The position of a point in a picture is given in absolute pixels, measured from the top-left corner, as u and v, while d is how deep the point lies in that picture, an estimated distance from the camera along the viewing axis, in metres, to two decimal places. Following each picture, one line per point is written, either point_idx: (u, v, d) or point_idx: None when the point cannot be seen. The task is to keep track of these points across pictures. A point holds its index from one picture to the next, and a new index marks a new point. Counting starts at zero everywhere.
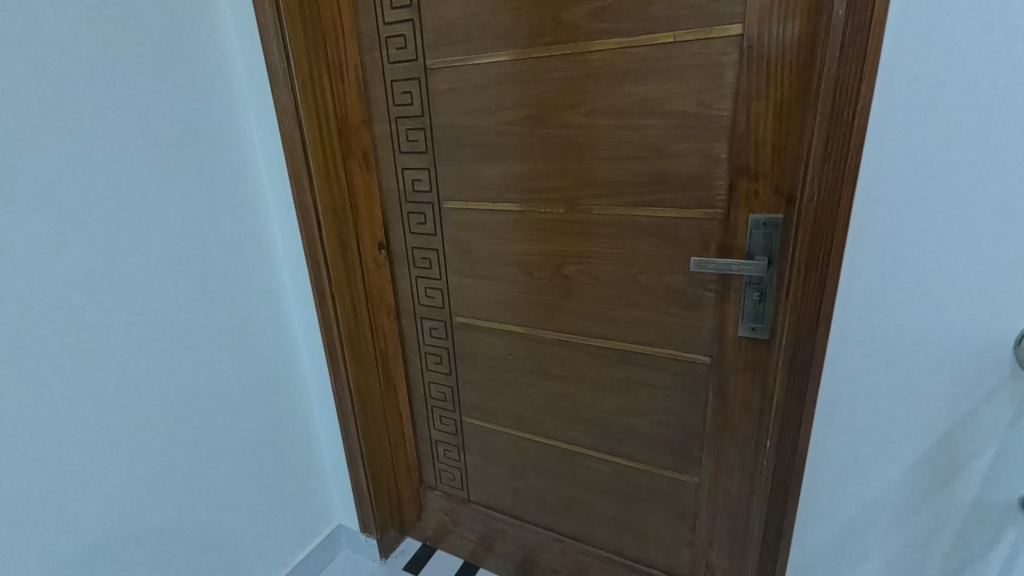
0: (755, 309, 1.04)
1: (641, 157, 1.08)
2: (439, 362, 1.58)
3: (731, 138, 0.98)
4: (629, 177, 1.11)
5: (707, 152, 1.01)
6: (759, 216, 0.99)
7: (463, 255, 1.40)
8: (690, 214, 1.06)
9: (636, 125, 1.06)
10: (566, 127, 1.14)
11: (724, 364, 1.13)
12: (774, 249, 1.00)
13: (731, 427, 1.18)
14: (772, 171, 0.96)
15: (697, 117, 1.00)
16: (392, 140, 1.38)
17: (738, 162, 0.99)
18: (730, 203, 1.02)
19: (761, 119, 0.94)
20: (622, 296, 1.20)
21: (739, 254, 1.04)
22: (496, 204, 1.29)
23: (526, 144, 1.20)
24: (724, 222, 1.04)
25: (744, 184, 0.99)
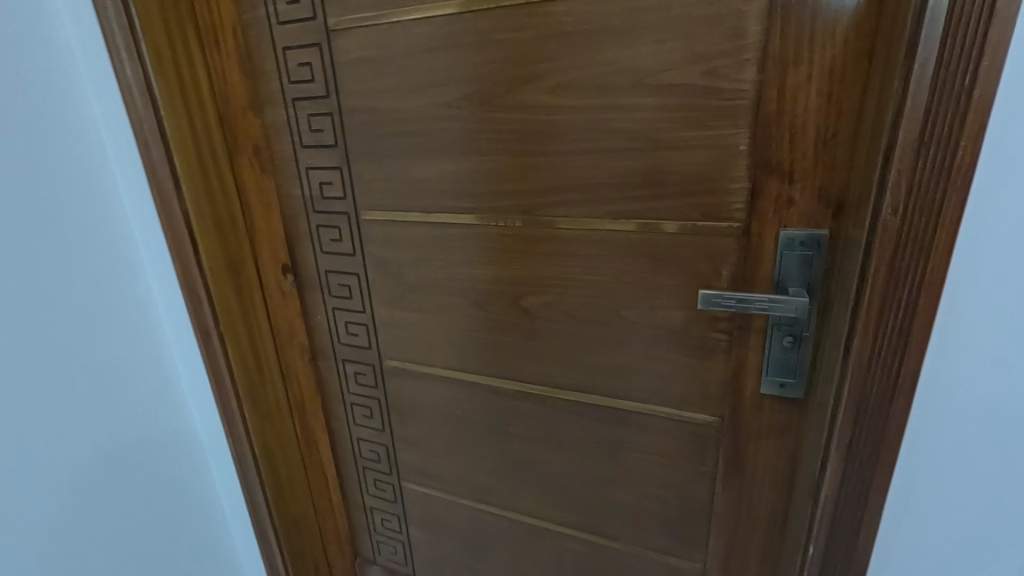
0: (786, 358, 0.76)
1: (628, 150, 0.77)
2: (369, 416, 1.24)
3: (755, 122, 0.69)
4: (612, 178, 0.80)
5: (722, 143, 0.72)
6: (794, 232, 0.71)
7: (392, 283, 1.06)
8: (697, 228, 0.77)
9: (621, 106, 0.76)
10: (524, 109, 0.82)
11: (742, 428, 0.84)
12: (814, 277, 0.72)
13: (747, 505, 0.90)
14: (812, 169, 0.69)
15: (708, 92, 0.71)
16: (290, 131, 1.02)
17: (766, 157, 0.70)
18: (752, 214, 0.73)
19: (800, 96, 0.66)
20: (603, 338, 0.90)
21: (765, 284, 0.75)
22: (432, 216, 0.96)
23: (469, 134, 0.87)
24: (742, 239, 0.75)
25: (772, 187, 0.71)
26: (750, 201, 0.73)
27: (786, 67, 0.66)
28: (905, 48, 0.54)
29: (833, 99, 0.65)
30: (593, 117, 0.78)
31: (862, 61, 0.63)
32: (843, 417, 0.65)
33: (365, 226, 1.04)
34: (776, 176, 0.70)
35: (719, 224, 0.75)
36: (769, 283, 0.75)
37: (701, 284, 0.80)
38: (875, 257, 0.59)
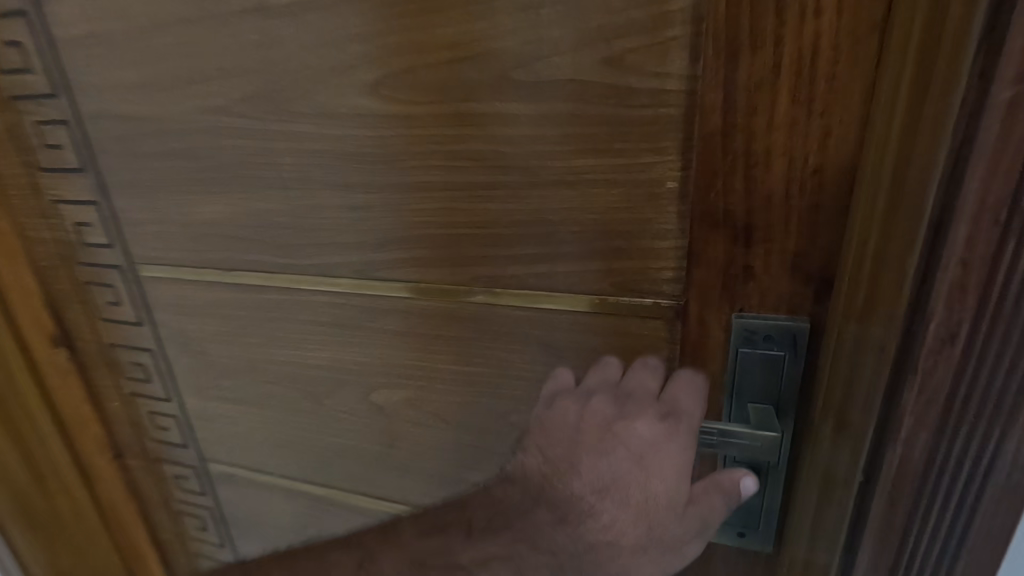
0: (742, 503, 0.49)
1: (497, 186, 0.49)
2: (202, 528, 0.92)
3: (690, 143, 0.41)
4: (480, 229, 0.51)
5: (640, 178, 0.44)
6: (755, 320, 0.43)
7: (198, 366, 0.74)
8: (610, 306, 0.50)
9: (479, 116, 0.47)
10: (336, 120, 0.52)
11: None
12: (789, 394, 0.44)
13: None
14: (782, 224, 0.40)
15: (612, 95, 0.42)
16: (18, 146, 0.68)
17: (706, 204, 0.42)
18: (688, 289, 0.45)
19: (758, 101, 0.38)
20: (487, 452, 0.62)
21: (710, 395, 0.48)
22: (233, 277, 0.65)
23: (264, 155, 0.56)
24: (676, 321, 0.48)
25: (718, 251, 0.43)
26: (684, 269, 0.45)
27: (737, 52, 0.37)
28: (982, 22, 0.23)
29: (818, 108, 0.37)
30: (439, 133, 0.48)
31: (872, 38, 0.34)
32: None
33: (148, 285, 0.71)
34: (724, 234, 0.42)
35: (640, 303, 0.49)
36: (715, 389, 0.48)
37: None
38: (904, 435, 0.32)
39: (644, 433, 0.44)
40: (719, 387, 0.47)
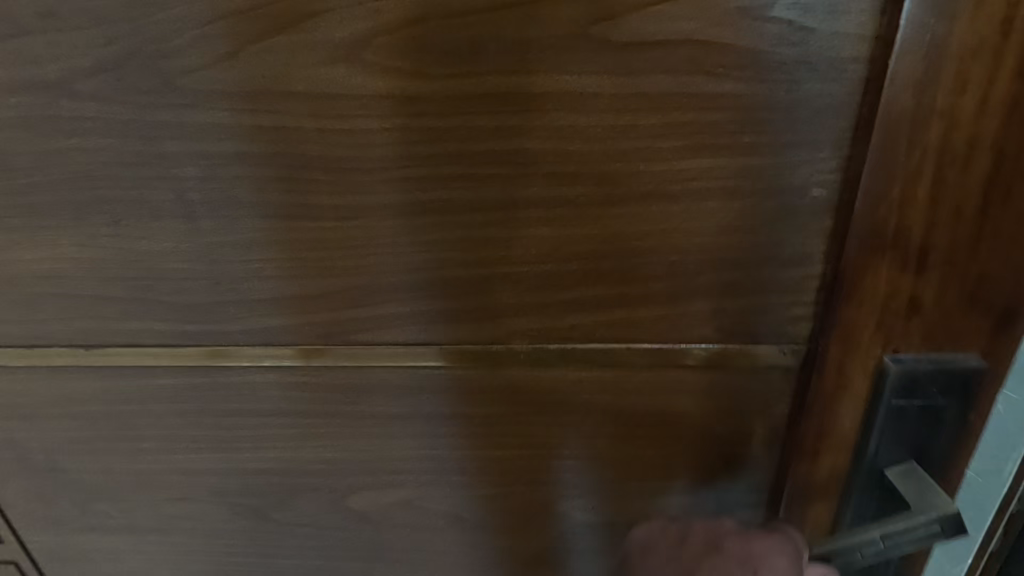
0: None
1: (558, 204, 0.33)
2: None
3: (858, 138, 0.29)
4: (527, 267, 0.35)
5: (773, 185, 0.31)
6: (918, 366, 0.34)
7: (48, 490, 0.47)
8: (710, 358, 0.37)
9: (533, 99, 0.30)
10: (280, 105, 0.31)
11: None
12: (945, 449, 0.36)
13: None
14: (972, 244, 0.30)
15: (747, 65, 0.29)
16: None
17: (875, 220, 0.30)
18: (825, 331, 0.34)
19: (975, 75, 0.27)
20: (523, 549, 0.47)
21: (838, 458, 0.38)
22: (102, 359, 0.41)
23: (147, 165, 0.33)
24: (799, 370, 0.37)
25: (879, 281, 0.32)
26: (820, 306, 0.34)
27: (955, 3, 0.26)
28: None
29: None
30: (468, 128, 0.31)
31: None
32: None
33: None
34: (892, 259, 0.31)
35: (751, 350, 0.36)
36: (845, 450, 0.37)
37: (707, 454, 0.41)
38: None
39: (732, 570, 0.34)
40: (851, 447, 0.37)
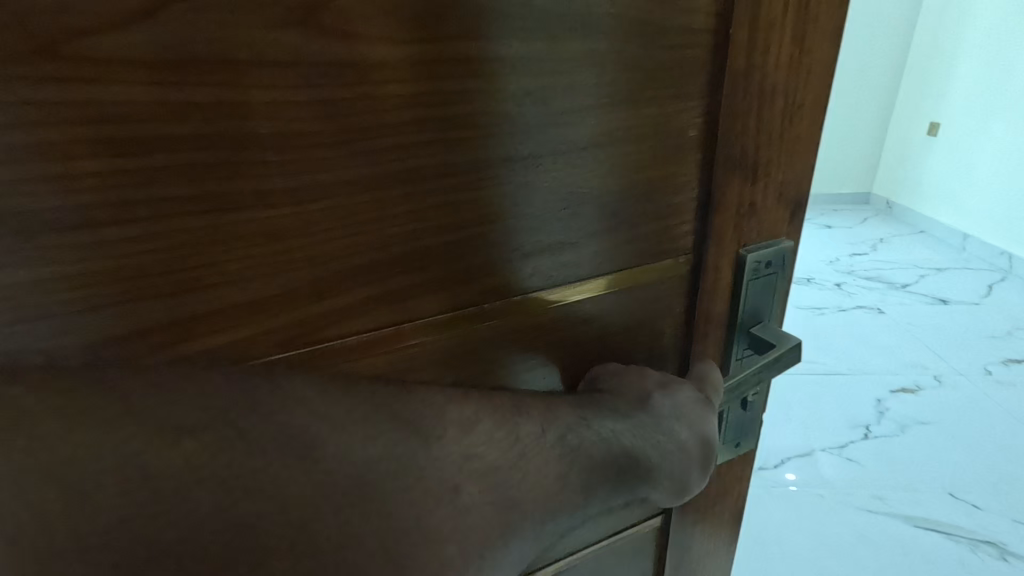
0: (743, 420, 0.55)
1: (511, 162, 0.36)
2: None
3: (716, 86, 0.40)
4: (484, 225, 0.37)
5: (668, 127, 0.40)
6: (758, 251, 0.48)
7: None
8: (632, 279, 0.45)
9: (491, 62, 0.33)
10: (219, 74, 0.27)
11: (696, 533, 0.58)
12: (774, 308, 0.51)
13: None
14: (777, 157, 0.45)
15: (648, 31, 0.37)
16: None
17: (727, 146, 0.42)
18: (708, 237, 0.46)
19: (772, 42, 0.40)
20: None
21: (722, 334, 0.51)
22: None
23: (19, 164, 0.25)
24: (693, 275, 0.47)
25: (736, 190, 0.44)
26: (700, 219, 0.45)
27: None
28: None
29: (808, 51, 0.42)
30: (432, 92, 0.32)
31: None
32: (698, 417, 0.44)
33: None
34: (737, 174, 0.44)
35: (664, 265, 0.46)
36: (724, 326, 0.50)
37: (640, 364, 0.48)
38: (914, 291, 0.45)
39: (666, 393, 0.44)
40: (727, 322, 0.50)
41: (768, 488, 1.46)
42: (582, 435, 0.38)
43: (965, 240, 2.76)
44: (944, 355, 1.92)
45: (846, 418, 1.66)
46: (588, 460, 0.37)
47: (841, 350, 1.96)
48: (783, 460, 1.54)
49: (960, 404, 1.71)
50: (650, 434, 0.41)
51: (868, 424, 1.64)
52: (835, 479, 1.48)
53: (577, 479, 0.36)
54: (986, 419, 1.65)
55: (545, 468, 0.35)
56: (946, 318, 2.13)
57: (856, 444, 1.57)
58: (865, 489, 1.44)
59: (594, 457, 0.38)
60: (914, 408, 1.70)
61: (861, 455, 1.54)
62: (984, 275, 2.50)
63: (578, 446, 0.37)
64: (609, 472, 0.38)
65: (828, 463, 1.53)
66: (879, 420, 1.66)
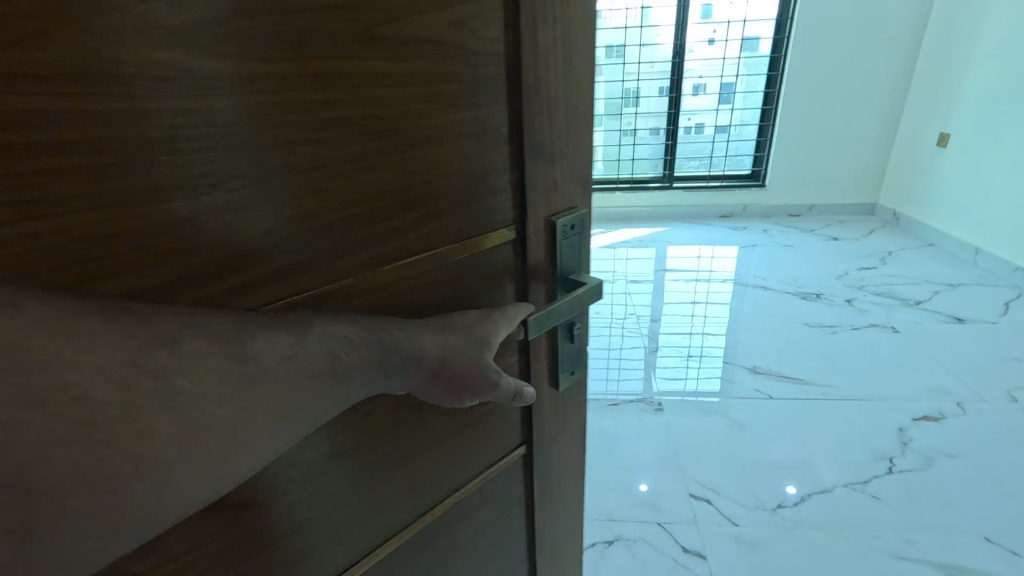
0: (573, 351, 0.64)
1: (362, 167, 0.42)
2: None
3: (513, 94, 0.49)
4: (318, 218, 0.42)
5: (483, 127, 0.48)
6: (563, 217, 0.58)
7: None
8: (444, 257, 0.50)
9: (345, 80, 0.39)
10: (100, 89, 0.31)
11: (554, 458, 0.69)
12: (579, 261, 0.62)
13: (564, 536, 0.76)
14: (567, 146, 0.56)
15: (459, 53, 0.44)
16: None
17: (530, 138, 0.52)
18: (526, 211, 0.55)
19: (551, 63, 0.51)
20: (396, 453, 0.52)
21: (546, 287, 0.60)
22: None
23: None
24: (518, 241, 0.56)
25: (541, 173, 0.54)
26: (518, 196, 0.54)
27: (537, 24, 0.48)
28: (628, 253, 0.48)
29: (575, 68, 0.53)
30: (293, 102, 0.38)
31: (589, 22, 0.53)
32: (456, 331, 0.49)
33: None
34: (538, 160, 0.53)
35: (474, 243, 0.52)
36: (548, 280, 0.60)
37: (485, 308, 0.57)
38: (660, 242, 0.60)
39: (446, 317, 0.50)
40: (547, 275, 0.60)
41: (789, 527, 1.39)
42: (338, 329, 0.42)
43: (977, 254, 2.66)
44: (972, 383, 1.86)
45: (867, 448, 1.62)
46: (339, 350, 0.42)
47: (855, 369, 1.97)
48: (801, 495, 1.48)
49: (984, 443, 1.62)
50: (415, 337, 0.46)
51: (891, 455, 1.59)
52: (860, 519, 1.40)
53: (316, 361, 0.40)
54: (1003, 450, 1.59)
55: (289, 354, 0.39)
56: (985, 336, 2.11)
57: (879, 478, 1.52)
58: (890, 531, 1.36)
59: (355, 355, 0.43)
60: (943, 441, 1.63)
61: (887, 491, 1.47)
62: (993, 293, 2.42)
63: (330, 338, 0.41)
64: (358, 361, 0.43)
65: (848, 499, 1.46)
66: (901, 453, 1.60)
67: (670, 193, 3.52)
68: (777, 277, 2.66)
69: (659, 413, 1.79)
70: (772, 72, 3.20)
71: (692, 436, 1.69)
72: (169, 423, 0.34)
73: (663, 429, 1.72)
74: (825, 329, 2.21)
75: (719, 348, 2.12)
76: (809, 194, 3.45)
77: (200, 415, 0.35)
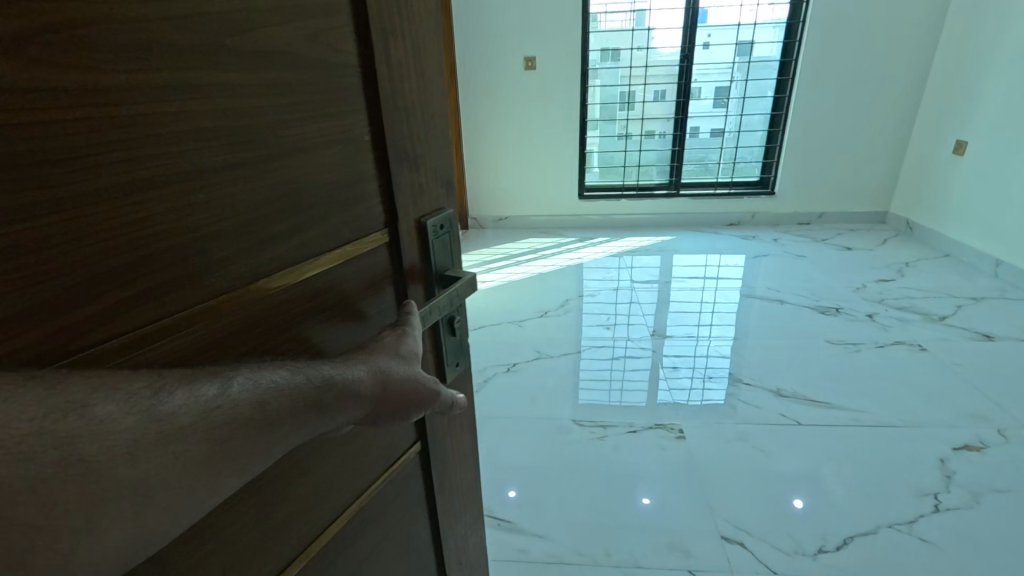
0: (456, 343, 0.64)
1: (241, 177, 0.36)
2: None
3: (374, 101, 0.46)
4: (185, 233, 0.33)
5: (347, 139, 0.44)
6: (433, 218, 0.57)
7: None
8: (323, 267, 0.45)
9: (210, 87, 0.33)
10: None
11: (445, 455, 0.68)
12: (451, 259, 0.62)
13: (466, 523, 0.77)
14: (429, 153, 0.55)
15: (320, 65, 0.40)
16: None
17: (397, 143, 0.50)
18: (397, 216, 0.52)
19: (405, 74, 0.49)
20: (284, 482, 0.45)
21: (425, 287, 0.58)
22: None
23: None
24: (394, 245, 0.52)
25: (409, 177, 0.52)
26: (388, 197, 0.50)
27: (388, 34, 0.46)
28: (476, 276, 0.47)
29: (426, 78, 0.52)
30: (174, 106, 0.31)
31: (432, 35, 0.53)
32: (383, 354, 0.44)
33: None
34: (405, 164, 0.51)
35: (340, 251, 0.46)
36: (425, 281, 0.58)
37: (376, 323, 0.52)
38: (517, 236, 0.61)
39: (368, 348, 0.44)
40: (424, 277, 0.58)
41: None
42: (267, 376, 0.33)
43: (997, 267, 2.51)
44: (1008, 406, 1.73)
45: (908, 484, 1.47)
46: (273, 394, 0.33)
47: (868, 391, 1.85)
48: (844, 538, 1.32)
49: None
50: (345, 367, 0.39)
51: (935, 491, 1.45)
52: (910, 565, 1.25)
53: (254, 411, 0.31)
54: None
55: (223, 406, 0.30)
56: (1016, 350, 1.98)
57: (926, 518, 1.37)
58: None
59: (291, 405, 0.34)
60: (990, 474, 1.48)
61: (936, 533, 1.32)
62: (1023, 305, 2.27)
63: (257, 382, 0.32)
64: (300, 405, 0.34)
65: (897, 541, 1.31)
66: (946, 487, 1.45)
67: (677, 201, 3.43)
68: (795, 290, 2.54)
69: (681, 442, 1.64)
70: (782, 78, 3.11)
71: (716, 464, 1.56)
72: (79, 495, 0.24)
73: (687, 459, 1.58)
74: (848, 348, 2.09)
75: (722, 366, 2.02)
76: (821, 201, 3.35)
77: (123, 483, 0.26)
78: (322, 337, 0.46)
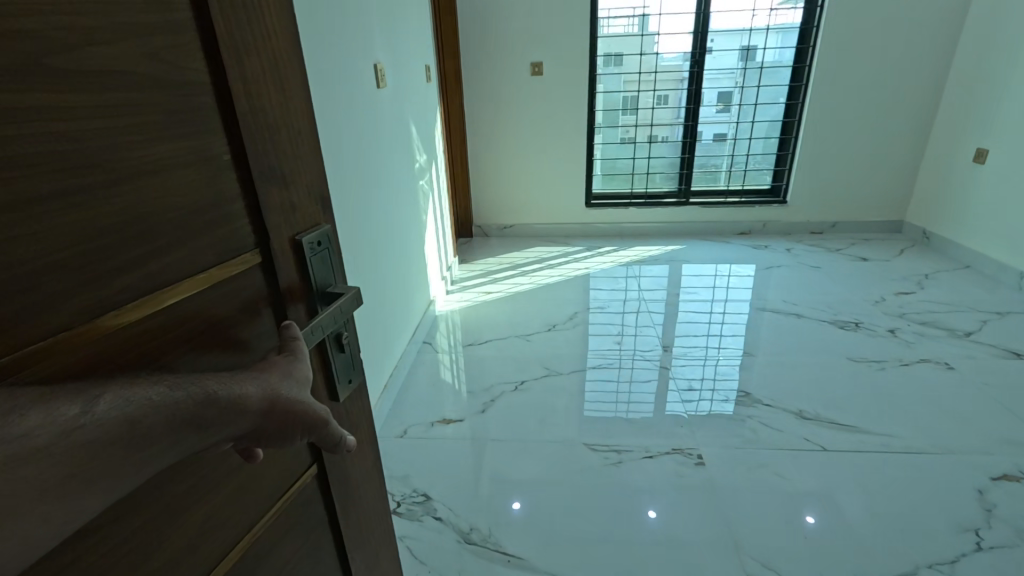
0: (346, 360, 0.64)
1: (92, 200, 0.36)
2: None
3: (232, 124, 0.47)
4: (20, 266, 0.33)
5: (206, 161, 0.45)
6: (309, 235, 0.58)
7: None
8: (186, 291, 0.44)
9: (26, 117, 0.32)
10: None
11: (346, 473, 0.68)
12: (331, 277, 0.63)
13: (375, 534, 0.77)
14: (297, 170, 0.56)
15: (164, 89, 0.41)
16: None
17: (260, 163, 0.51)
18: (269, 235, 0.53)
19: (260, 94, 0.50)
20: (165, 524, 0.43)
21: (305, 304, 0.58)
22: None
23: None
24: (268, 264, 0.53)
25: (276, 196, 0.53)
26: (259, 217, 0.51)
27: (241, 57, 0.47)
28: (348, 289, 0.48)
29: (285, 98, 0.53)
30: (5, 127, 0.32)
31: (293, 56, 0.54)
32: (274, 377, 0.44)
33: None
34: (272, 184, 0.52)
35: (204, 276, 0.46)
36: (305, 299, 0.59)
37: (247, 347, 0.51)
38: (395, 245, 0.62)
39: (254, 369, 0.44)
40: (304, 294, 0.58)
41: None
42: (144, 393, 0.34)
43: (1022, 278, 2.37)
44: None
45: (944, 518, 1.37)
46: (148, 409, 0.33)
47: (882, 413, 1.75)
48: None
49: None
50: (232, 384, 0.40)
51: (975, 526, 1.34)
52: None
53: (123, 428, 0.32)
54: None
55: (82, 426, 0.30)
56: None
57: (968, 557, 1.26)
58: None
59: (167, 421, 0.34)
60: None
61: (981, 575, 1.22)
62: None
63: (132, 399, 0.33)
64: (178, 421, 0.35)
65: None
66: (987, 522, 1.35)
67: (687, 210, 3.38)
68: (812, 303, 2.44)
69: (700, 468, 1.57)
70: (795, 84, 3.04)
71: (737, 493, 1.48)
72: None
73: (708, 489, 1.50)
74: (872, 365, 1.98)
75: (729, 383, 1.95)
76: (834, 211, 3.25)
77: None
78: (193, 364, 0.45)
